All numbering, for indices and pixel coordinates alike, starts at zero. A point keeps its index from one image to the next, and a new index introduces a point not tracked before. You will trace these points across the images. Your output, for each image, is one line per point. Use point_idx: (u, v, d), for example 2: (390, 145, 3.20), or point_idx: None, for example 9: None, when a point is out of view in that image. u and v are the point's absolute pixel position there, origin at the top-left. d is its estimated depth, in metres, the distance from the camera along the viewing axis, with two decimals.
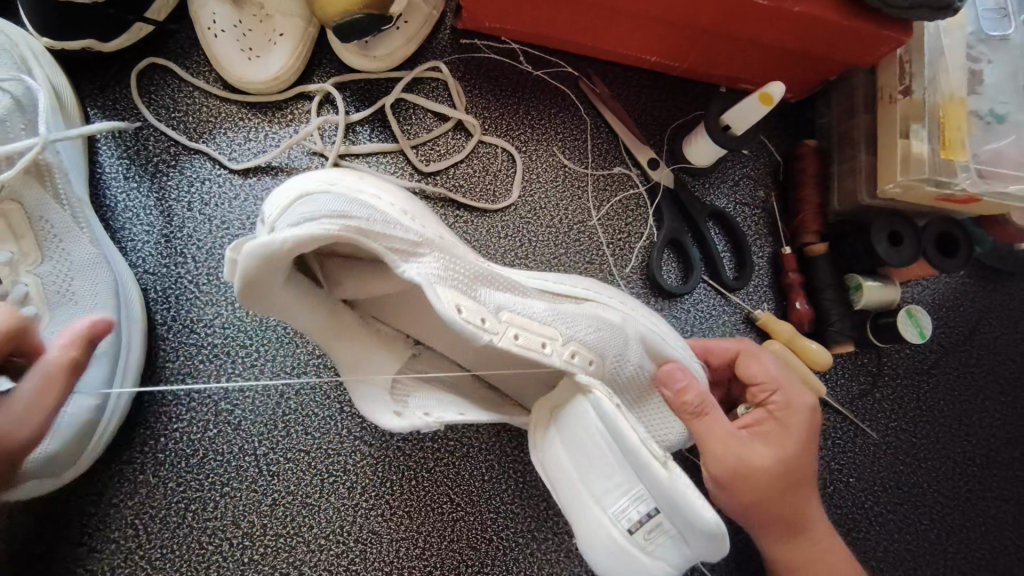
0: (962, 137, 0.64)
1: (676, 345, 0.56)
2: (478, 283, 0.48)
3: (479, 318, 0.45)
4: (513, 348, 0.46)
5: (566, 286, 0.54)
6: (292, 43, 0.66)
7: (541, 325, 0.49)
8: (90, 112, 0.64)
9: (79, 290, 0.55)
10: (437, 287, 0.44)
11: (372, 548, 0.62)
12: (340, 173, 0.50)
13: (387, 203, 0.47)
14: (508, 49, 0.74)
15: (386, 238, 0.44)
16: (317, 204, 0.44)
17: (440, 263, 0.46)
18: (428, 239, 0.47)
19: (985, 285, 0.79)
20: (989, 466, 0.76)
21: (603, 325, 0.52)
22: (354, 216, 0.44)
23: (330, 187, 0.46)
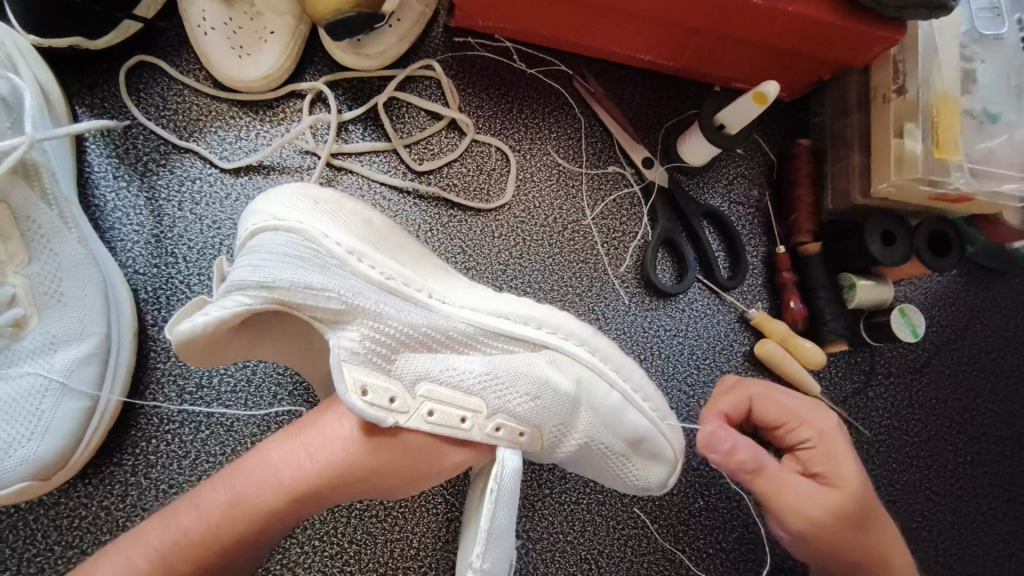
0: (956, 138, 0.64)
1: (636, 416, 0.55)
2: (408, 346, 0.49)
3: (387, 400, 0.47)
4: (425, 426, 0.48)
5: (526, 326, 0.53)
6: (283, 40, 0.65)
7: (466, 395, 0.49)
8: (78, 110, 0.64)
9: (68, 291, 0.55)
10: (345, 366, 0.46)
11: (367, 550, 0.61)
12: (298, 197, 0.49)
13: (334, 243, 0.48)
14: (501, 47, 0.73)
15: (308, 310, 0.46)
16: (253, 261, 0.45)
17: (362, 338, 0.47)
18: (354, 306, 0.47)
19: (977, 283, 0.79)
20: (981, 464, 0.76)
21: (543, 394, 0.51)
22: (277, 287, 0.45)
23: (278, 225, 0.47)
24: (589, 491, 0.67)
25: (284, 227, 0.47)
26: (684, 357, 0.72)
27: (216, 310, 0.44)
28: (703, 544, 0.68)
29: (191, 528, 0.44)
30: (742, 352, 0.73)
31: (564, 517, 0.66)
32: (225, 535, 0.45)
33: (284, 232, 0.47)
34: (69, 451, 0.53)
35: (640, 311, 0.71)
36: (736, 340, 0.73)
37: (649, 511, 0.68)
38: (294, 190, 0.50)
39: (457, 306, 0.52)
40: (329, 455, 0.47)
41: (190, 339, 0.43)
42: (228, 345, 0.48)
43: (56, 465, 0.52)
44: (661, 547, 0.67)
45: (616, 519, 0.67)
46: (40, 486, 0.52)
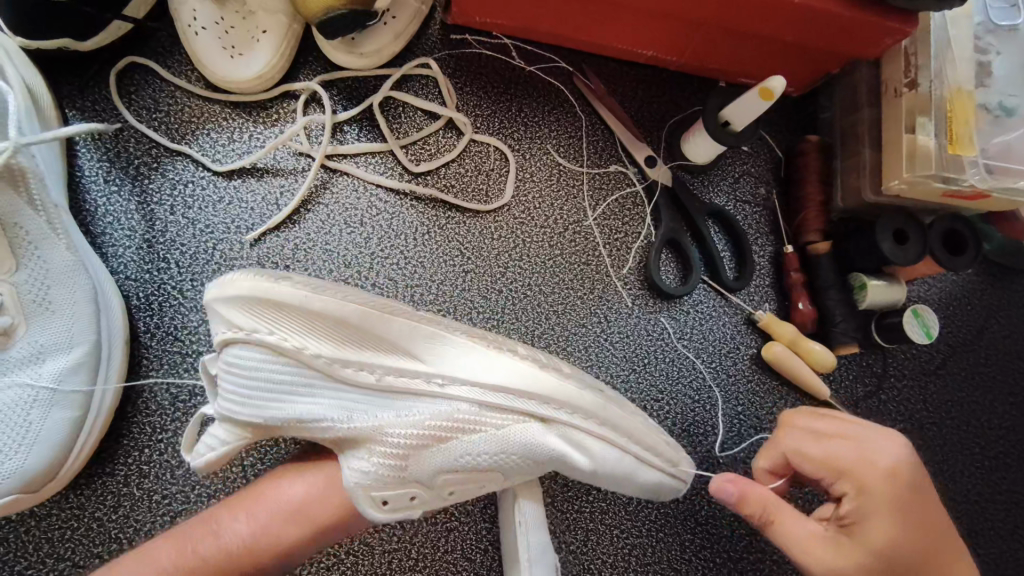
0: (971, 133, 0.62)
1: (648, 474, 0.54)
2: (422, 446, 0.49)
3: (406, 501, 0.50)
4: (445, 501, 0.52)
5: (531, 401, 0.51)
6: (275, 40, 0.64)
7: (482, 473, 0.51)
8: (68, 113, 0.63)
9: (56, 299, 0.53)
10: (358, 489, 0.49)
11: (365, 561, 0.60)
12: (262, 302, 0.49)
13: (313, 356, 0.50)
14: (499, 44, 0.72)
15: (310, 426, 0.49)
16: (235, 394, 0.49)
17: (371, 456, 0.49)
18: (353, 415, 0.49)
19: (993, 282, 0.77)
20: (998, 469, 0.74)
21: (560, 465, 0.52)
22: (269, 422, 0.49)
23: (251, 342, 0.49)
24: (593, 499, 0.65)
25: (257, 343, 0.49)
26: (689, 360, 0.70)
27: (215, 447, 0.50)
28: (709, 553, 0.66)
29: (210, 552, 0.48)
30: (749, 355, 0.71)
31: (566, 526, 0.64)
32: (244, 560, 0.48)
33: (260, 353, 0.49)
34: (59, 462, 0.52)
35: (644, 315, 0.70)
36: (742, 343, 0.71)
37: (655, 519, 0.66)
38: (252, 295, 0.49)
39: (455, 383, 0.51)
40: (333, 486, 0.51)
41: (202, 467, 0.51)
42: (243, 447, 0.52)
43: (46, 477, 0.51)
44: (667, 555, 0.66)
45: (621, 528, 0.65)
46: (30, 499, 0.51)
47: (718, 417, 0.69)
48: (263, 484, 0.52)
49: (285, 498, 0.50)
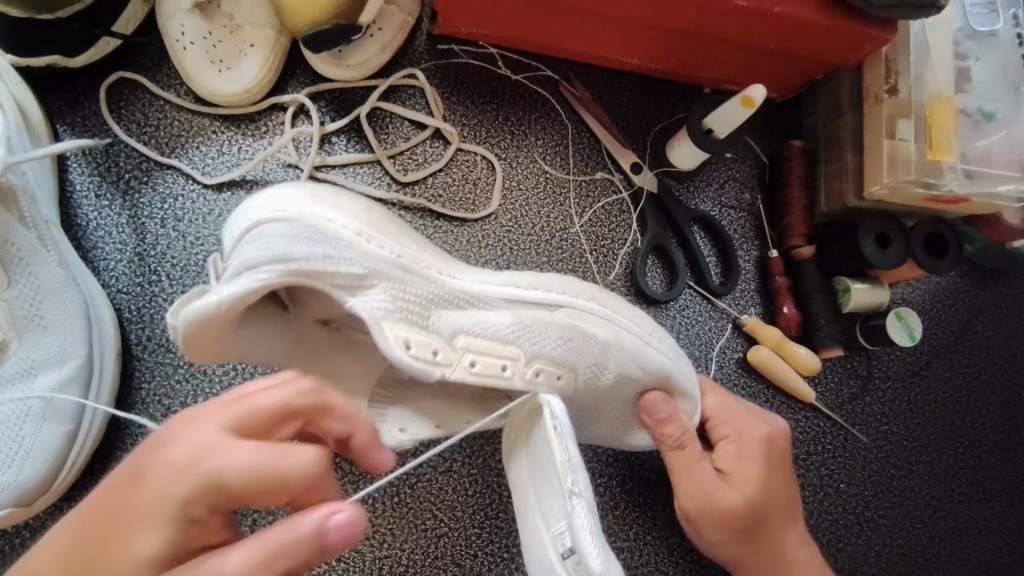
0: (950, 136, 0.63)
1: (654, 348, 0.56)
2: (435, 305, 0.49)
3: (431, 353, 0.47)
4: (470, 377, 0.48)
5: (540, 292, 0.53)
6: (263, 53, 0.65)
7: (503, 346, 0.50)
8: (59, 129, 0.63)
9: (47, 313, 0.54)
10: (384, 325, 0.45)
11: (356, 566, 0.61)
12: (296, 192, 0.47)
13: (341, 226, 0.46)
14: (486, 54, 0.72)
15: (330, 276, 0.45)
16: (264, 242, 0.44)
17: (389, 293, 0.47)
18: (377, 270, 0.47)
19: (976, 283, 0.78)
20: (981, 468, 0.75)
21: (576, 337, 0.52)
22: (295, 260, 0.43)
23: (279, 214, 0.45)
24: None
25: (286, 216, 0.45)
26: None
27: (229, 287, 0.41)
28: (696, 555, 0.67)
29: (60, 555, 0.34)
30: (735, 359, 0.72)
31: None
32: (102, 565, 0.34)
33: (286, 221, 0.45)
34: (53, 475, 0.53)
35: None
36: (729, 347, 0.72)
37: (642, 523, 0.67)
38: (292, 184, 0.48)
39: (466, 278, 0.51)
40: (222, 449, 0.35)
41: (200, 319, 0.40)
42: (229, 345, 0.44)
43: (40, 490, 0.52)
44: (654, 559, 0.67)
45: (609, 531, 0.66)
46: (24, 512, 0.52)
47: None
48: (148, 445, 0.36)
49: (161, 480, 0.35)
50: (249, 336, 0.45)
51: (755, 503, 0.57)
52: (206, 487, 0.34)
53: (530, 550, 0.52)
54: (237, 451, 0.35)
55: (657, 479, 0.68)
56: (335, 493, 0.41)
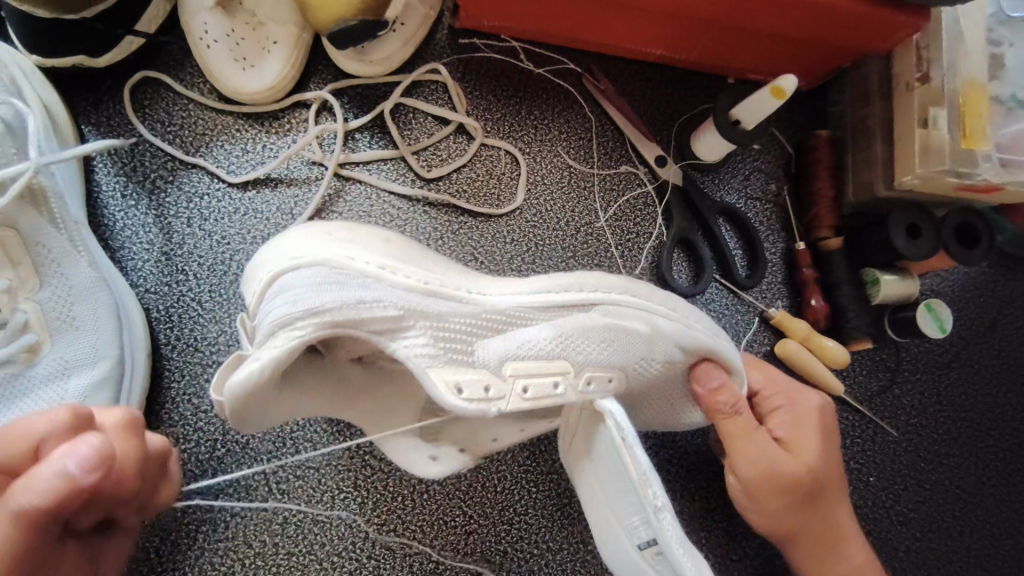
0: (983, 124, 0.62)
1: (697, 333, 0.54)
2: (477, 333, 0.49)
3: (482, 391, 0.46)
4: (524, 403, 0.48)
5: (573, 292, 0.52)
6: (286, 50, 0.64)
7: (550, 360, 0.50)
8: (84, 128, 0.63)
9: (80, 315, 0.54)
10: (431, 369, 0.45)
11: (386, 564, 0.61)
12: (311, 235, 0.47)
13: (364, 263, 0.46)
14: (508, 47, 0.72)
15: (366, 322, 0.44)
16: (288, 299, 0.43)
17: (428, 331, 0.46)
18: (411, 309, 0.46)
19: (1007, 273, 0.77)
20: (1012, 460, 0.74)
21: (618, 336, 0.52)
22: (328, 310, 0.43)
23: (296, 265, 0.44)
24: None
25: (303, 265, 0.44)
26: None
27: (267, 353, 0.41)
28: (725, 550, 0.67)
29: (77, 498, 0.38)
30: (762, 352, 0.72)
31: (584, 526, 0.65)
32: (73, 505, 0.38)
33: (306, 268, 0.44)
34: None
35: None
36: (755, 340, 0.72)
37: None
38: (303, 233, 0.47)
39: (495, 293, 0.50)
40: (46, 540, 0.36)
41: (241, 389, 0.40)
42: (278, 407, 0.46)
43: None
44: None
45: None
46: None
47: None
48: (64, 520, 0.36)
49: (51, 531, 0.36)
50: (296, 391, 0.47)
51: (815, 469, 0.57)
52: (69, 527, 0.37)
53: (602, 538, 0.53)
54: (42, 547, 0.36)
55: (685, 474, 0.68)
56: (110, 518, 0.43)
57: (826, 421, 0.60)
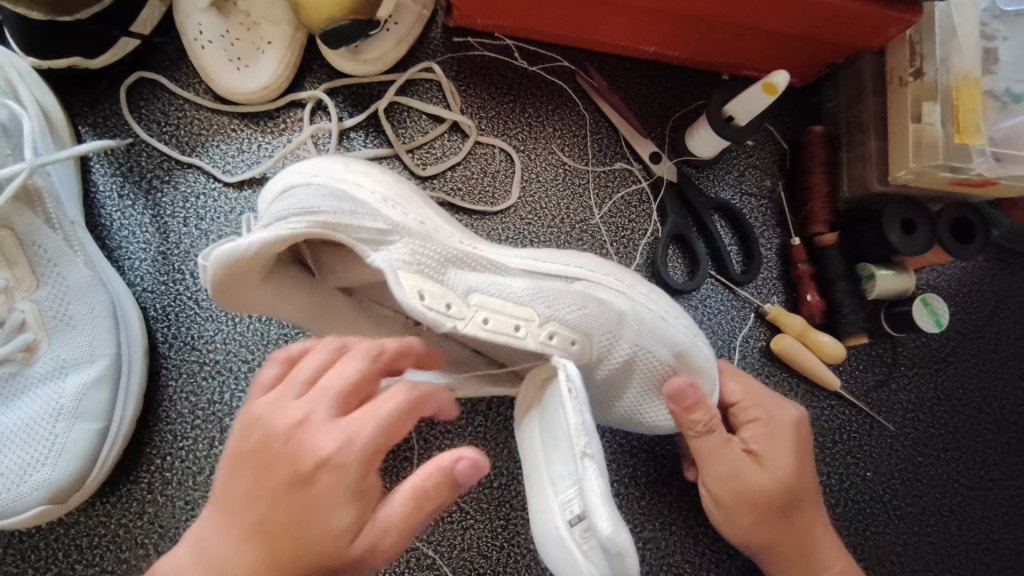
0: (977, 120, 0.61)
1: (675, 331, 0.54)
2: (450, 264, 0.50)
3: (444, 304, 0.47)
4: (482, 332, 0.48)
5: (557, 266, 0.52)
6: (280, 50, 0.65)
7: (517, 305, 0.50)
8: (81, 130, 0.64)
9: (75, 314, 0.55)
10: (400, 274, 0.47)
11: (384, 559, 0.62)
12: (332, 161, 0.51)
13: (368, 191, 0.49)
14: (502, 45, 0.72)
15: (352, 230, 0.47)
16: (293, 202, 0.47)
17: (409, 250, 0.48)
18: (399, 227, 0.49)
19: (1004, 267, 0.77)
20: (1010, 455, 0.74)
21: (591, 304, 0.51)
22: (322, 214, 0.46)
23: (311, 179, 0.49)
24: None
25: (317, 180, 0.49)
26: None
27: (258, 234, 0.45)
28: (722, 545, 0.67)
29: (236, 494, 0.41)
30: (758, 348, 0.72)
31: None
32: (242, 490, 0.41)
33: (316, 183, 0.48)
34: (86, 472, 0.53)
35: None
36: (751, 336, 0.72)
37: (667, 513, 0.67)
38: (321, 158, 0.52)
39: (486, 248, 0.52)
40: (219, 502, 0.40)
41: (228, 257, 0.44)
42: (253, 293, 0.49)
43: (74, 488, 0.53)
44: (680, 549, 0.66)
45: (634, 521, 0.66)
46: (59, 509, 0.53)
47: None
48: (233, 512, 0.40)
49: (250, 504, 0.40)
50: (274, 291, 0.49)
51: (789, 487, 0.56)
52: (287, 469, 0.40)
53: (534, 517, 0.51)
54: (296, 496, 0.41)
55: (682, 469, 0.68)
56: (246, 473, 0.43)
57: (803, 439, 0.59)
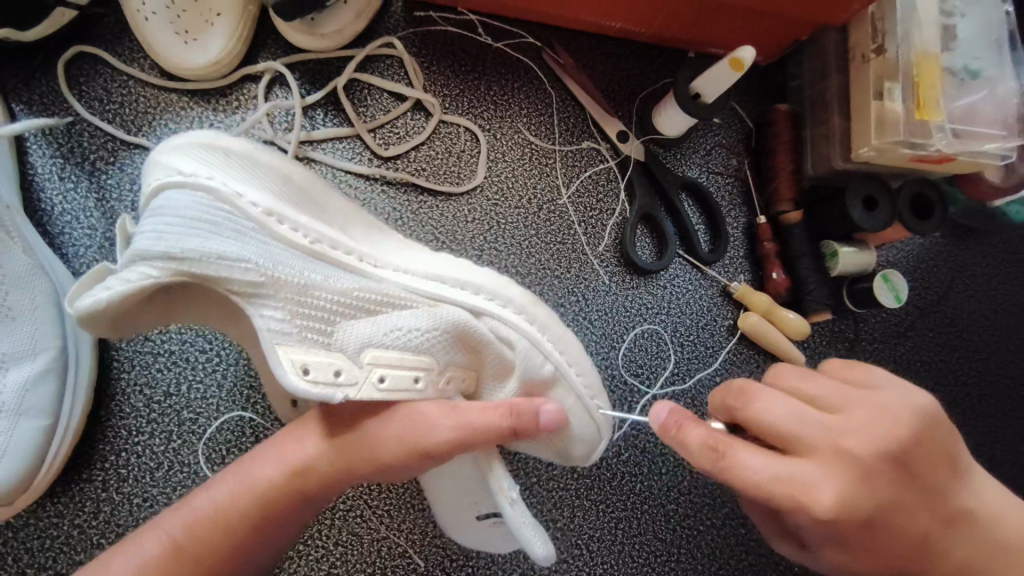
0: (938, 97, 0.62)
1: (562, 394, 0.54)
2: (342, 315, 0.47)
3: (332, 374, 0.44)
4: (379, 394, 0.46)
5: (465, 293, 0.52)
6: (231, 22, 0.61)
7: (415, 356, 0.48)
8: (15, 108, 0.60)
9: (15, 305, 0.50)
10: (280, 348, 0.43)
11: (354, 550, 0.60)
12: (212, 148, 0.47)
13: (249, 204, 0.46)
14: (465, 20, 0.70)
15: (224, 283, 0.44)
16: (159, 229, 0.43)
17: (287, 310, 0.45)
18: (274, 275, 0.45)
19: (958, 243, 0.78)
20: (965, 424, 0.76)
21: (490, 351, 0.51)
22: (186, 259, 0.42)
23: (184, 183, 0.45)
24: (577, 477, 0.66)
25: (190, 185, 0.45)
26: (667, 336, 0.70)
27: (122, 283, 0.41)
28: (693, 522, 0.68)
29: (242, 507, 0.46)
30: (725, 326, 0.72)
31: (553, 504, 0.65)
32: (251, 507, 0.46)
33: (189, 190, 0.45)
34: (32, 471, 0.50)
35: (621, 291, 0.70)
36: (719, 315, 0.72)
37: (638, 492, 0.67)
38: (199, 141, 0.47)
39: (388, 268, 0.50)
40: (243, 491, 0.46)
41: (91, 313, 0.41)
42: (135, 320, 0.45)
43: (19, 489, 0.50)
44: (651, 528, 0.67)
45: (605, 502, 0.66)
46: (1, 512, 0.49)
47: (696, 390, 0.70)
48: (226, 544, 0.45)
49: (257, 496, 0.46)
50: (159, 306, 0.46)
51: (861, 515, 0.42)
52: (294, 472, 0.47)
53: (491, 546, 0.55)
54: (309, 484, 0.48)
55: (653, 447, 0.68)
56: (285, 520, 0.48)
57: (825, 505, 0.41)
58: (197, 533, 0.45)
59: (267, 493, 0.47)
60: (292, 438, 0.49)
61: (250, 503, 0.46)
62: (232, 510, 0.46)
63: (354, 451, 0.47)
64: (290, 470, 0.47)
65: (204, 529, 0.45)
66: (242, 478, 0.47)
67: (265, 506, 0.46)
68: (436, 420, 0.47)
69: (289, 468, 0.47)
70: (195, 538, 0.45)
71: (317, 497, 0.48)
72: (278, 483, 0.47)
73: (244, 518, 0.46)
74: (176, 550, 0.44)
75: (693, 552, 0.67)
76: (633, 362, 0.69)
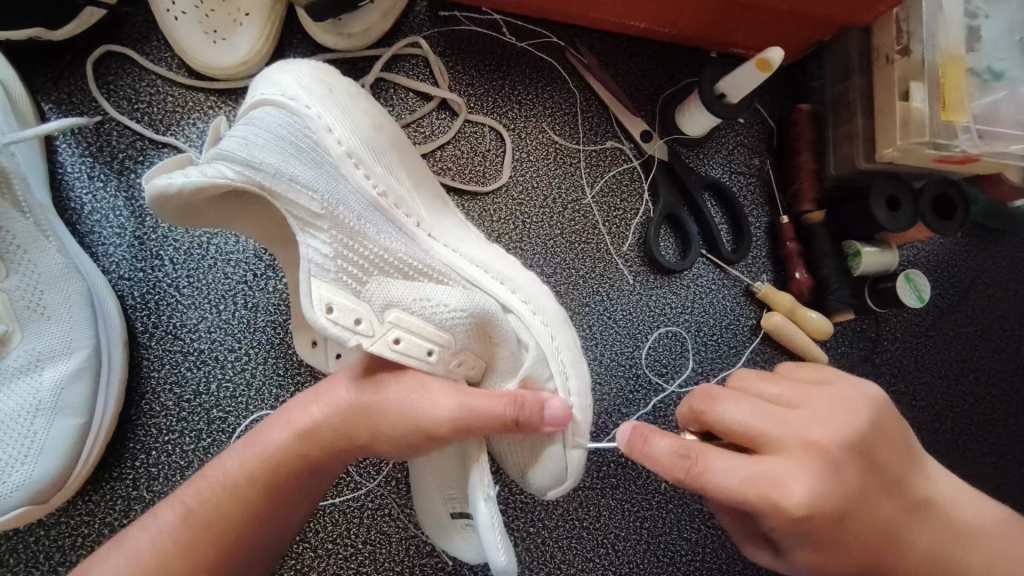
0: (962, 97, 0.62)
1: None
2: (382, 270, 0.49)
3: (352, 321, 0.44)
4: (391, 354, 0.45)
5: (500, 287, 0.53)
6: (259, 21, 0.61)
7: (437, 330, 0.47)
8: (45, 107, 0.60)
9: (50, 305, 0.51)
10: (313, 281, 0.44)
11: (382, 548, 0.60)
12: (318, 82, 0.50)
13: (335, 142, 0.48)
14: (489, 19, 0.70)
15: (288, 203, 0.46)
16: (250, 136, 0.46)
17: (334, 247, 0.46)
18: (335, 213, 0.47)
19: (978, 243, 0.79)
20: (985, 424, 0.76)
21: (512, 342, 0.51)
22: (262, 171, 0.46)
23: (286, 104, 0.48)
24: (602, 476, 0.66)
25: (288, 107, 0.48)
26: (690, 335, 0.71)
27: (199, 174, 0.44)
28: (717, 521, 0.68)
29: (256, 474, 0.46)
30: (748, 326, 0.72)
31: (579, 502, 0.65)
32: (260, 474, 0.46)
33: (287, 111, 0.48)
34: (69, 468, 0.51)
35: (645, 290, 0.70)
36: (742, 314, 0.72)
37: (663, 492, 0.67)
38: (315, 73, 0.50)
39: (442, 245, 0.52)
40: (251, 460, 0.46)
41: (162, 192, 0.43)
42: (199, 214, 0.48)
43: (55, 487, 0.50)
44: (676, 527, 0.67)
45: (630, 501, 0.66)
46: (38, 511, 0.49)
47: None
48: (245, 512, 0.45)
49: (269, 467, 0.46)
50: (225, 207, 0.48)
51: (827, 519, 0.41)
52: (302, 439, 0.47)
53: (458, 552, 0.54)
54: (312, 452, 0.47)
55: None
56: (290, 490, 0.47)
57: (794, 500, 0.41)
58: (211, 500, 0.45)
59: (276, 459, 0.46)
60: (296, 406, 0.49)
61: (260, 470, 0.46)
62: (245, 477, 0.46)
63: (360, 421, 0.47)
64: (295, 434, 0.47)
65: (215, 497, 0.45)
66: (251, 444, 0.47)
67: (275, 475, 0.46)
68: (443, 401, 0.46)
69: (298, 435, 0.47)
70: (208, 506, 0.45)
71: (323, 466, 0.48)
72: (287, 450, 0.47)
73: (253, 485, 0.46)
74: (189, 517, 0.44)
75: (717, 552, 0.68)
76: (657, 361, 0.69)
